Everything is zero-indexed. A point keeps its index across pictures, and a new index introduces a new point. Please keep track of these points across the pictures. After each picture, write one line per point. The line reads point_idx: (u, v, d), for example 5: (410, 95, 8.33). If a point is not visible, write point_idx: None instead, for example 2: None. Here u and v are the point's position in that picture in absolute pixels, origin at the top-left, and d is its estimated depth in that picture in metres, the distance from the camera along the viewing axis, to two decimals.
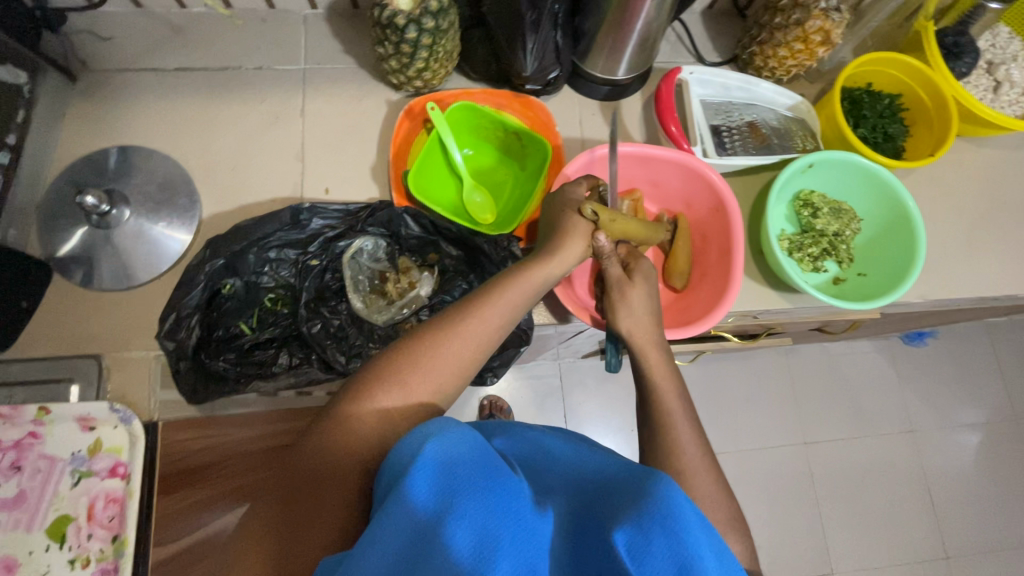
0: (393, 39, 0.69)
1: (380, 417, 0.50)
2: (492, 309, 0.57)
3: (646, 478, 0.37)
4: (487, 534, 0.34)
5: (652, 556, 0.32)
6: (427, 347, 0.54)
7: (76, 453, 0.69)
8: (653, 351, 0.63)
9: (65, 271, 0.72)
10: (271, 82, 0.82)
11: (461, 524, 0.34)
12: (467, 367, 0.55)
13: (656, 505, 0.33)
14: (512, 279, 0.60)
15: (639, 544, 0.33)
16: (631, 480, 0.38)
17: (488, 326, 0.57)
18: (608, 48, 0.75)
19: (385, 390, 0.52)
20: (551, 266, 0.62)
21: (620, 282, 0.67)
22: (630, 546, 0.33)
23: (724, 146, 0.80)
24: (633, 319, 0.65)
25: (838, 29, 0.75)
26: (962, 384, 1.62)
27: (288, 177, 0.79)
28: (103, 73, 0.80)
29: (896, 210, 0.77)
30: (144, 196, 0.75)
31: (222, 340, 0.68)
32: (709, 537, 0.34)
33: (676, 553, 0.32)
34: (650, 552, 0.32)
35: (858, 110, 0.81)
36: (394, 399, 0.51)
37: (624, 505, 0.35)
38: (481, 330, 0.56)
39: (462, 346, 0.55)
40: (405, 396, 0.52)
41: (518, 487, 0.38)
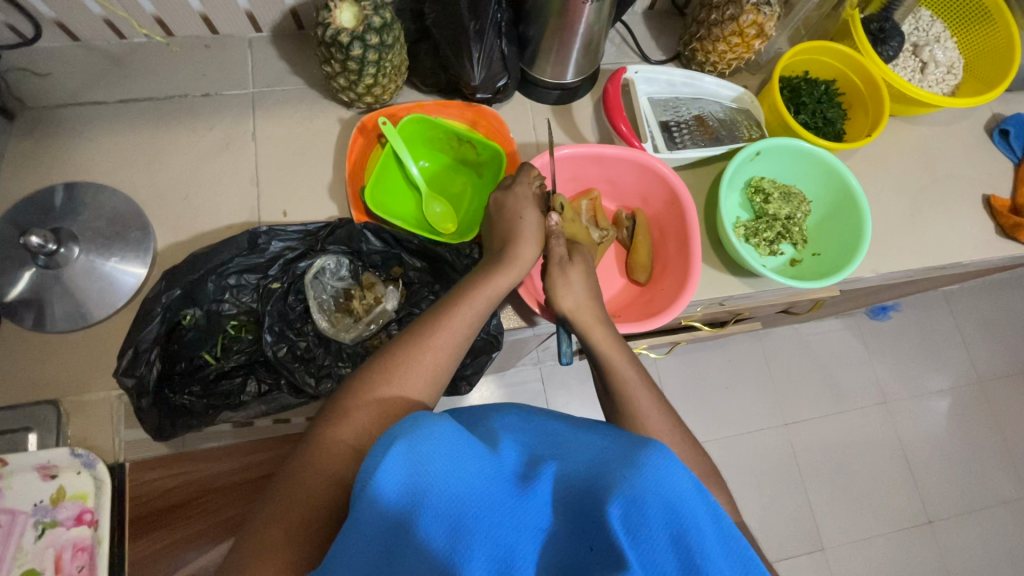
0: (339, 57, 0.69)
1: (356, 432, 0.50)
2: (457, 318, 0.58)
3: (637, 447, 0.38)
4: (460, 524, 0.34)
5: (648, 526, 0.34)
6: (399, 363, 0.54)
7: (39, 503, 0.66)
8: (595, 328, 0.64)
9: (14, 315, 0.70)
10: (220, 108, 0.81)
11: (433, 520, 0.35)
12: (439, 375, 0.56)
13: (650, 473, 0.36)
14: (478, 289, 0.61)
15: (635, 516, 0.34)
16: (620, 448, 0.39)
17: (458, 333, 0.58)
18: (554, 53, 0.77)
19: (359, 412, 0.51)
20: (509, 269, 0.63)
21: (562, 260, 0.68)
22: (628, 517, 0.34)
23: (674, 140, 0.82)
24: (572, 298, 0.65)
25: (769, 22, 0.78)
26: (927, 353, 1.68)
27: (244, 202, 0.78)
28: (42, 110, 0.78)
29: (841, 189, 0.80)
30: (94, 233, 0.73)
31: (185, 372, 0.66)
32: (705, 502, 0.36)
33: (675, 518, 0.34)
34: (645, 519, 0.34)
35: (797, 97, 0.84)
36: (368, 414, 0.51)
37: (617, 476, 0.36)
38: (449, 336, 0.57)
39: (430, 353, 0.55)
40: (379, 410, 0.51)
41: (498, 470, 0.39)
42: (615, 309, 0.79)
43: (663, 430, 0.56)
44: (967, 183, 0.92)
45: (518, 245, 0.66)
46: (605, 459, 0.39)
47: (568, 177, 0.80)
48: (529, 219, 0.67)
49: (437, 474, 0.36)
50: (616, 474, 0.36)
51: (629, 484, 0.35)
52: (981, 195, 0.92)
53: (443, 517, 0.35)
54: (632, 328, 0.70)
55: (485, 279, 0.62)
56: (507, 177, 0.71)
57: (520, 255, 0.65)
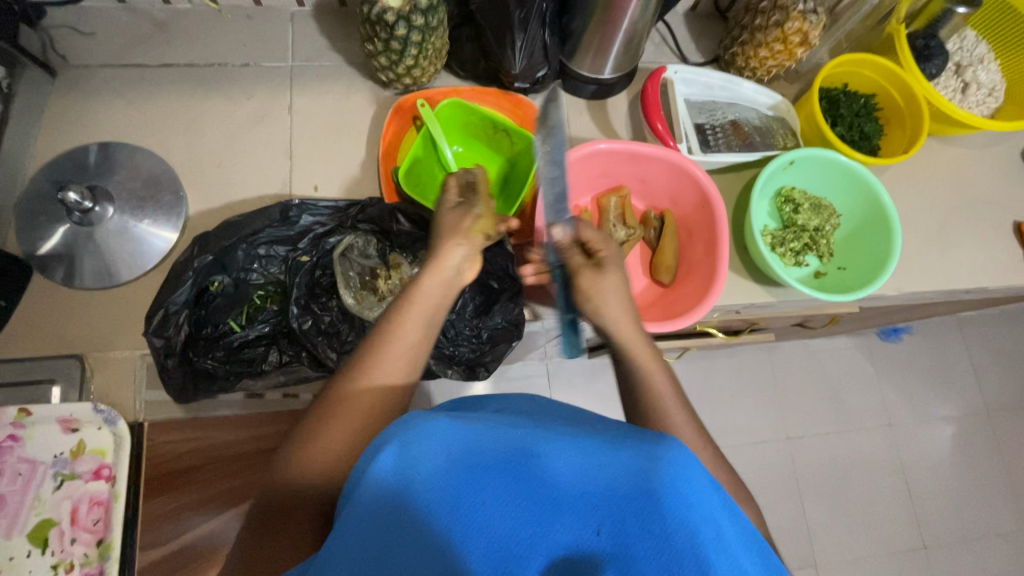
0: (383, 36, 0.70)
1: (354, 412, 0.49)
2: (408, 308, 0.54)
3: (653, 441, 0.38)
4: (463, 520, 0.35)
5: (666, 523, 0.34)
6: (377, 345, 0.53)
7: (59, 455, 0.67)
8: (637, 343, 0.61)
9: (46, 269, 0.71)
10: (259, 78, 0.81)
11: (437, 513, 0.35)
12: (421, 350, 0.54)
13: (668, 468, 0.35)
14: (427, 290, 0.56)
15: (653, 515, 0.34)
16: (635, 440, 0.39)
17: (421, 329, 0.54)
18: (594, 47, 0.77)
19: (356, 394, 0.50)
20: (439, 269, 0.57)
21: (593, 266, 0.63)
22: (643, 514, 0.34)
23: (708, 144, 0.82)
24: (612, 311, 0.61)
25: (814, 31, 0.77)
26: (936, 378, 1.67)
27: (276, 174, 0.78)
28: (84, 68, 0.79)
29: (873, 205, 0.80)
30: (128, 193, 0.74)
31: (210, 337, 0.67)
32: (721, 500, 0.36)
33: (693, 513, 0.34)
34: (663, 518, 0.34)
35: (836, 109, 0.83)
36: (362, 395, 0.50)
37: (631, 468, 0.35)
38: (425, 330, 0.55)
39: (404, 348, 0.53)
40: (380, 393, 0.50)
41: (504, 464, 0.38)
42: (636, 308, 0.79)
43: (684, 432, 0.56)
44: (999, 208, 0.91)
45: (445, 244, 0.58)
46: (617, 446, 0.37)
47: (599, 172, 0.80)
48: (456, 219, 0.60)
49: (437, 460, 0.36)
50: (628, 466, 0.36)
51: (649, 481, 0.35)
52: (1012, 221, 0.91)
53: (442, 507, 0.35)
54: (655, 328, 0.70)
55: (427, 288, 0.56)
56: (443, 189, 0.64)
57: (443, 252, 0.57)
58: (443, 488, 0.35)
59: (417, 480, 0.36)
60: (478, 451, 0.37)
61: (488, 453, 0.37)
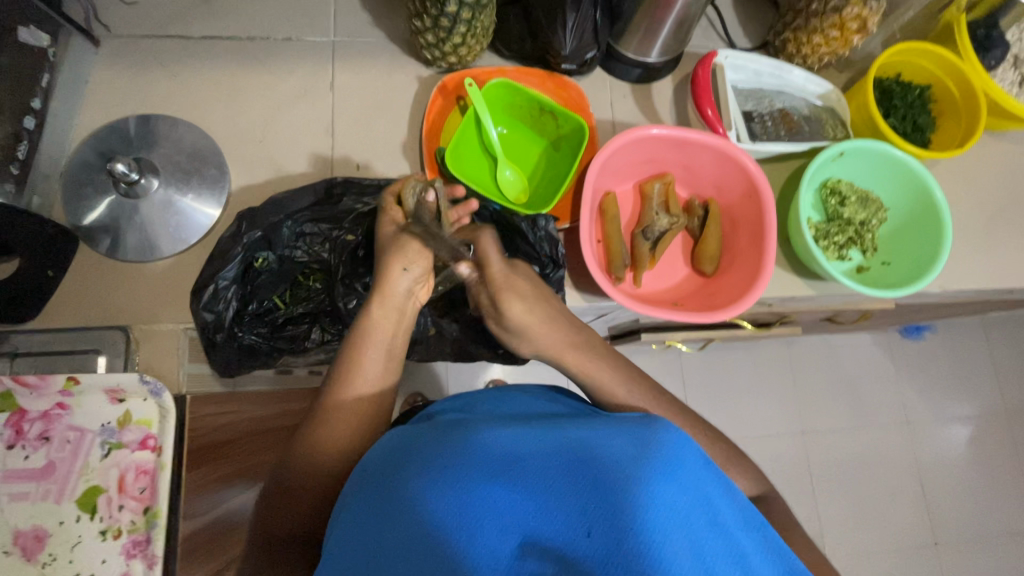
0: (433, 13, 0.68)
1: (339, 423, 0.55)
2: (376, 323, 0.59)
3: (642, 427, 0.39)
4: (458, 503, 0.37)
5: (663, 495, 0.34)
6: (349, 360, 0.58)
7: (106, 424, 0.68)
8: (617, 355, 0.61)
9: (92, 240, 0.71)
10: (301, 53, 0.80)
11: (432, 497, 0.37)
12: (394, 355, 0.60)
13: (663, 445, 0.37)
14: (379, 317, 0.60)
15: (649, 484, 0.35)
16: (632, 425, 0.40)
17: (385, 351, 0.59)
18: (645, 28, 0.75)
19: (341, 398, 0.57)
20: (388, 299, 0.60)
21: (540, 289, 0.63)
22: (630, 484, 0.35)
23: (756, 132, 0.80)
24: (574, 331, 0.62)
25: (873, 18, 0.75)
26: (956, 378, 1.65)
27: (318, 151, 0.78)
28: (127, 39, 0.78)
29: (923, 201, 0.78)
30: (173, 166, 0.74)
31: (255, 314, 0.67)
32: (717, 475, 0.37)
33: (681, 488, 0.35)
34: (662, 489, 0.35)
35: (889, 100, 0.81)
36: (350, 406, 0.56)
37: (615, 448, 0.37)
38: (386, 355, 0.59)
39: (375, 359, 0.59)
40: (364, 394, 0.57)
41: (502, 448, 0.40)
42: (676, 297, 0.78)
43: None
44: None
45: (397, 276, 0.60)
46: (605, 433, 0.40)
47: (644, 157, 0.78)
48: (405, 245, 0.61)
49: (433, 454, 0.40)
50: (612, 447, 0.37)
51: (646, 459, 0.36)
52: None
53: (438, 493, 0.37)
54: (696, 317, 0.69)
55: (374, 317, 0.59)
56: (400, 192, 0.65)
57: (387, 279, 0.60)
58: (436, 474, 0.38)
59: (411, 470, 0.40)
60: (471, 442, 0.40)
61: (480, 444, 0.40)
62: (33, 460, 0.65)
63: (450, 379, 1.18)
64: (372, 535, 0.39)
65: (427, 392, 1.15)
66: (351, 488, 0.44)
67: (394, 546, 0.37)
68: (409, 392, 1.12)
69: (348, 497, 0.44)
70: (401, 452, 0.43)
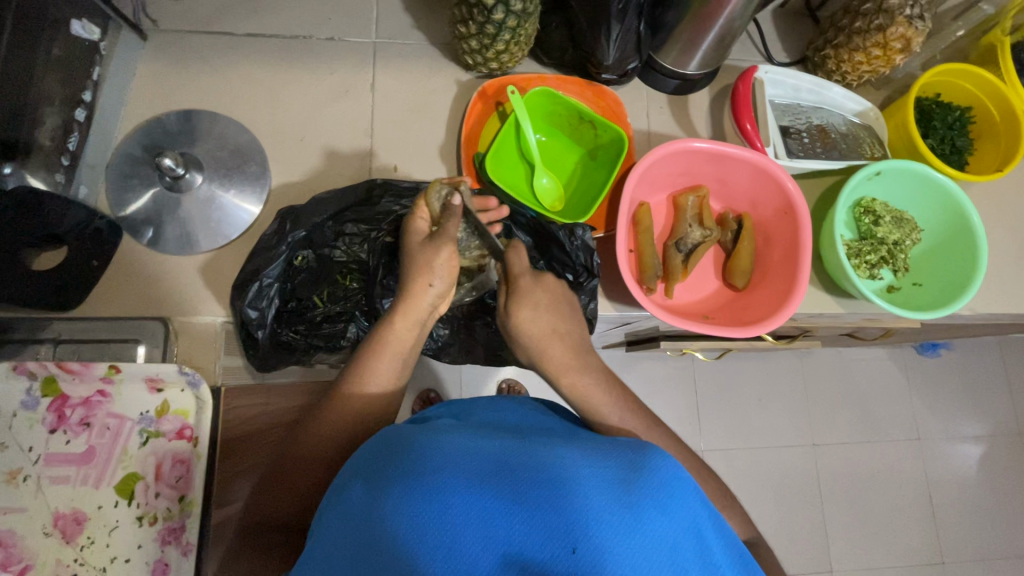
0: (479, 20, 0.69)
1: (341, 418, 0.59)
2: (396, 331, 0.62)
3: (630, 452, 0.40)
4: (439, 520, 0.36)
5: (647, 523, 0.35)
6: (362, 363, 0.61)
7: (145, 413, 0.70)
8: None
9: (134, 231, 0.72)
10: (342, 53, 0.81)
11: (413, 512, 0.37)
12: (407, 359, 0.63)
13: (653, 474, 0.38)
14: (398, 332, 0.62)
15: (635, 513, 0.35)
16: (622, 450, 0.41)
17: (396, 357, 0.62)
18: (685, 41, 0.75)
19: (351, 405, 0.59)
20: (410, 309, 0.62)
21: (565, 301, 0.64)
22: (618, 514, 0.35)
23: (794, 148, 0.80)
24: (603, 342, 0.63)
25: (918, 37, 0.75)
26: (970, 398, 1.64)
27: (356, 151, 0.79)
28: (174, 33, 0.79)
29: (957, 223, 0.78)
30: (217, 162, 0.75)
31: (294, 311, 0.68)
32: (702, 503, 0.39)
33: (668, 516, 0.36)
34: (645, 518, 0.35)
35: (928, 120, 0.81)
36: (355, 406, 0.59)
37: (602, 474, 0.38)
38: (399, 362, 0.62)
39: (388, 363, 0.61)
40: (372, 396, 0.61)
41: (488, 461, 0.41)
42: (707, 310, 0.79)
43: None
44: None
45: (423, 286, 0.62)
46: (595, 454, 0.40)
47: (680, 170, 0.78)
48: (432, 260, 0.61)
49: (413, 467, 0.40)
50: (602, 472, 0.38)
51: (634, 488, 0.37)
52: None
53: (421, 509, 0.37)
54: (730, 331, 0.69)
55: (394, 329, 0.62)
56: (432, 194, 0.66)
57: (414, 294, 0.62)
58: (415, 488, 0.38)
59: (396, 482, 0.40)
60: (453, 457, 0.40)
61: (459, 458, 0.40)
62: (74, 445, 0.67)
63: (465, 378, 1.18)
64: (353, 543, 0.39)
65: (442, 390, 1.15)
66: (336, 494, 0.45)
67: (372, 558, 0.37)
68: (424, 389, 1.12)
69: (333, 499, 0.45)
70: (382, 461, 0.43)
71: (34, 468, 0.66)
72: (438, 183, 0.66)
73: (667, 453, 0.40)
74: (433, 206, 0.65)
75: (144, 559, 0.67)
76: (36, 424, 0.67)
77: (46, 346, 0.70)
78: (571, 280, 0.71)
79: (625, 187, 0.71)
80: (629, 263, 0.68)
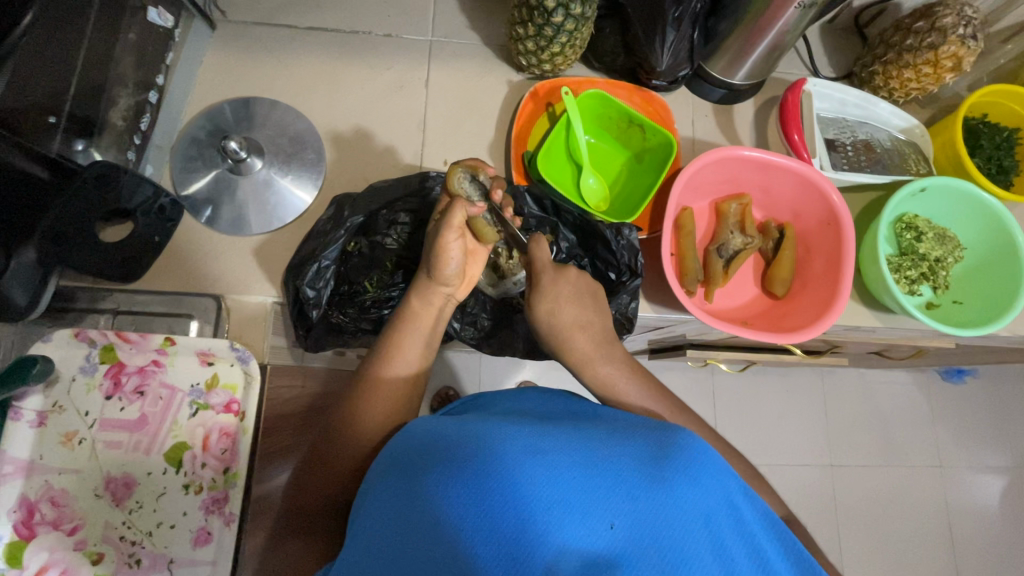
0: (538, 22, 0.71)
1: (382, 402, 0.57)
2: (423, 312, 0.61)
3: (658, 433, 0.41)
4: (478, 504, 0.36)
5: (682, 498, 0.36)
6: (389, 345, 0.60)
7: (194, 385, 0.72)
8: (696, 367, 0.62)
9: (194, 210, 0.75)
10: (398, 50, 0.84)
11: (452, 498, 0.37)
12: (433, 339, 0.62)
13: (683, 452, 0.39)
14: (415, 312, 0.61)
15: (669, 488, 0.36)
16: (650, 432, 0.42)
17: (424, 338, 0.61)
18: (735, 51, 0.76)
19: (379, 392, 0.57)
20: (431, 292, 0.61)
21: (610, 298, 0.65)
22: (653, 490, 0.36)
23: (839, 160, 0.81)
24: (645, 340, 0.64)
25: (970, 57, 0.75)
26: (997, 428, 1.60)
27: (408, 144, 0.81)
28: (240, 24, 0.82)
29: (1002, 243, 0.78)
30: (276, 148, 0.78)
31: (345, 294, 0.70)
32: (734, 480, 0.40)
33: (699, 489, 0.37)
34: (679, 493, 0.36)
35: (975, 139, 0.82)
36: (386, 390, 0.58)
37: (635, 455, 0.39)
38: (426, 343, 0.61)
39: (416, 345, 0.60)
40: (404, 382, 0.59)
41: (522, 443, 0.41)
42: (744, 316, 0.79)
43: None
44: None
45: (435, 275, 0.59)
46: (624, 436, 0.41)
47: (722, 177, 0.79)
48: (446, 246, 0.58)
49: (449, 455, 0.40)
50: (632, 450, 0.39)
51: (666, 466, 0.38)
52: None
53: (459, 495, 0.37)
54: (770, 337, 0.70)
55: (415, 311, 0.61)
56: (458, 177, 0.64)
57: (438, 268, 0.58)
58: (454, 473, 0.38)
59: (434, 470, 0.40)
60: (486, 441, 0.40)
61: (493, 441, 0.40)
62: (128, 412, 0.70)
63: (484, 376, 1.17)
64: (393, 530, 0.39)
65: (462, 387, 1.15)
66: (373, 486, 0.45)
67: (416, 544, 0.37)
68: (442, 386, 1.13)
69: (371, 488, 0.45)
70: (416, 449, 0.43)
71: (88, 431, 0.69)
72: (456, 171, 0.65)
73: (694, 434, 0.41)
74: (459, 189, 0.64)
75: (188, 526, 0.69)
76: (93, 390, 0.70)
77: (106, 316, 0.73)
78: (614, 278, 0.72)
79: (672, 191, 0.72)
80: (672, 265, 0.70)
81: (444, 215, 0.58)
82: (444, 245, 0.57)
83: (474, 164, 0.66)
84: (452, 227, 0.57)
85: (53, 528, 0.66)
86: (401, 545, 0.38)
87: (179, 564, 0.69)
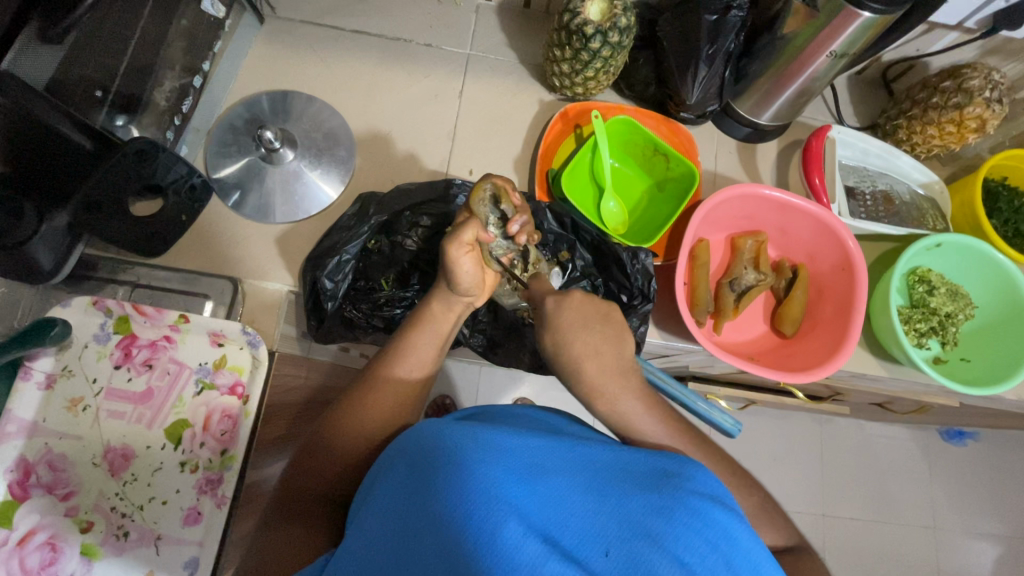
0: (575, 46, 0.73)
1: (392, 396, 0.57)
2: (436, 317, 0.61)
3: (662, 466, 0.42)
4: (483, 506, 0.36)
5: (687, 531, 0.36)
6: (401, 343, 0.60)
7: (203, 364, 0.73)
8: None
9: (223, 193, 0.78)
10: (437, 59, 0.86)
11: (456, 499, 0.37)
12: (445, 344, 0.62)
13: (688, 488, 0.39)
14: (429, 312, 0.61)
15: (674, 522, 0.36)
16: (655, 460, 0.42)
17: (440, 339, 0.61)
18: (763, 92, 0.78)
19: (386, 391, 0.57)
20: (452, 300, 0.61)
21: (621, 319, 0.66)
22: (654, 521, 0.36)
23: (857, 208, 0.82)
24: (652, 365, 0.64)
25: (994, 120, 0.76)
26: (999, 496, 1.56)
27: (437, 152, 0.83)
28: (289, 21, 0.85)
29: (1013, 305, 0.78)
30: (309, 142, 0.80)
31: (361, 290, 0.71)
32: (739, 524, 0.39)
33: (704, 524, 0.37)
34: (682, 526, 0.36)
35: (993, 201, 0.83)
36: (392, 390, 0.57)
37: (631, 483, 0.40)
38: (441, 344, 0.62)
39: (429, 350, 0.60)
40: (412, 381, 0.59)
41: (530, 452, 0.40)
42: (750, 352, 0.80)
43: None
44: None
45: (452, 286, 0.59)
46: (628, 461, 0.42)
47: (741, 213, 0.80)
48: (458, 261, 0.56)
49: (456, 454, 0.40)
50: (636, 480, 0.40)
51: (667, 498, 0.38)
52: None
53: (463, 496, 0.37)
54: (775, 374, 0.70)
55: (432, 314, 0.61)
56: (477, 200, 0.59)
57: (452, 274, 0.58)
58: (458, 473, 0.38)
59: (440, 467, 0.39)
60: (496, 445, 0.40)
61: (501, 448, 0.39)
62: (135, 383, 0.71)
63: (481, 387, 1.16)
64: (392, 527, 0.39)
65: (458, 397, 1.14)
66: (374, 478, 0.45)
67: (413, 541, 0.37)
68: (440, 393, 1.13)
69: (370, 484, 0.45)
70: (416, 444, 0.42)
71: (94, 399, 0.70)
72: (481, 189, 0.59)
73: (697, 469, 0.42)
74: (478, 211, 0.59)
75: (180, 504, 0.69)
76: (104, 358, 0.71)
77: (124, 288, 0.75)
78: (626, 301, 0.73)
79: (690, 222, 0.73)
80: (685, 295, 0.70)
81: (455, 228, 0.57)
82: (453, 260, 0.56)
83: (505, 184, 0.60)
84: (460, 243, 0.56)
85: (47, 491, 0.67)
86: (398, 542, 0.38)
87: (166, 542, 0.68)
